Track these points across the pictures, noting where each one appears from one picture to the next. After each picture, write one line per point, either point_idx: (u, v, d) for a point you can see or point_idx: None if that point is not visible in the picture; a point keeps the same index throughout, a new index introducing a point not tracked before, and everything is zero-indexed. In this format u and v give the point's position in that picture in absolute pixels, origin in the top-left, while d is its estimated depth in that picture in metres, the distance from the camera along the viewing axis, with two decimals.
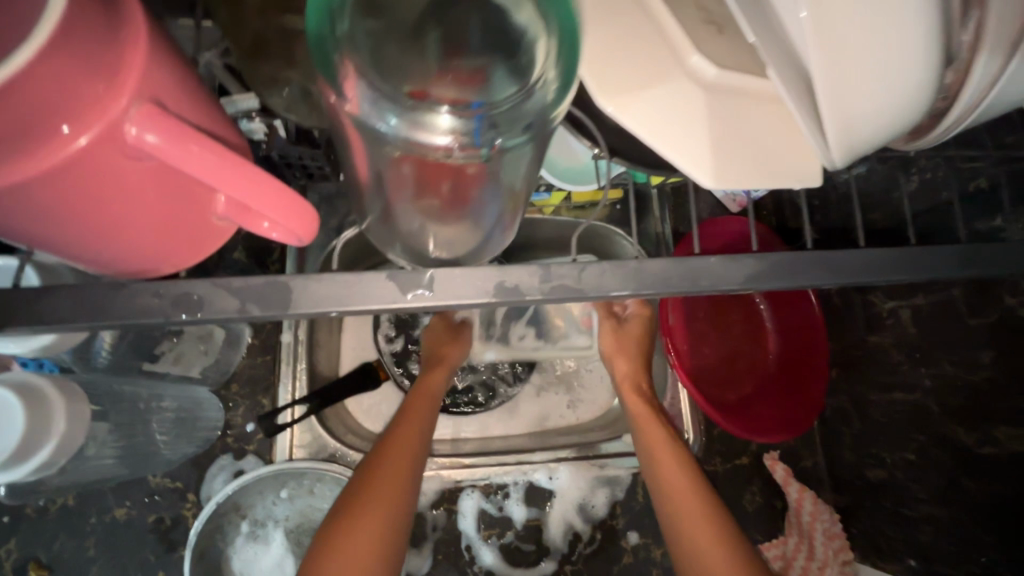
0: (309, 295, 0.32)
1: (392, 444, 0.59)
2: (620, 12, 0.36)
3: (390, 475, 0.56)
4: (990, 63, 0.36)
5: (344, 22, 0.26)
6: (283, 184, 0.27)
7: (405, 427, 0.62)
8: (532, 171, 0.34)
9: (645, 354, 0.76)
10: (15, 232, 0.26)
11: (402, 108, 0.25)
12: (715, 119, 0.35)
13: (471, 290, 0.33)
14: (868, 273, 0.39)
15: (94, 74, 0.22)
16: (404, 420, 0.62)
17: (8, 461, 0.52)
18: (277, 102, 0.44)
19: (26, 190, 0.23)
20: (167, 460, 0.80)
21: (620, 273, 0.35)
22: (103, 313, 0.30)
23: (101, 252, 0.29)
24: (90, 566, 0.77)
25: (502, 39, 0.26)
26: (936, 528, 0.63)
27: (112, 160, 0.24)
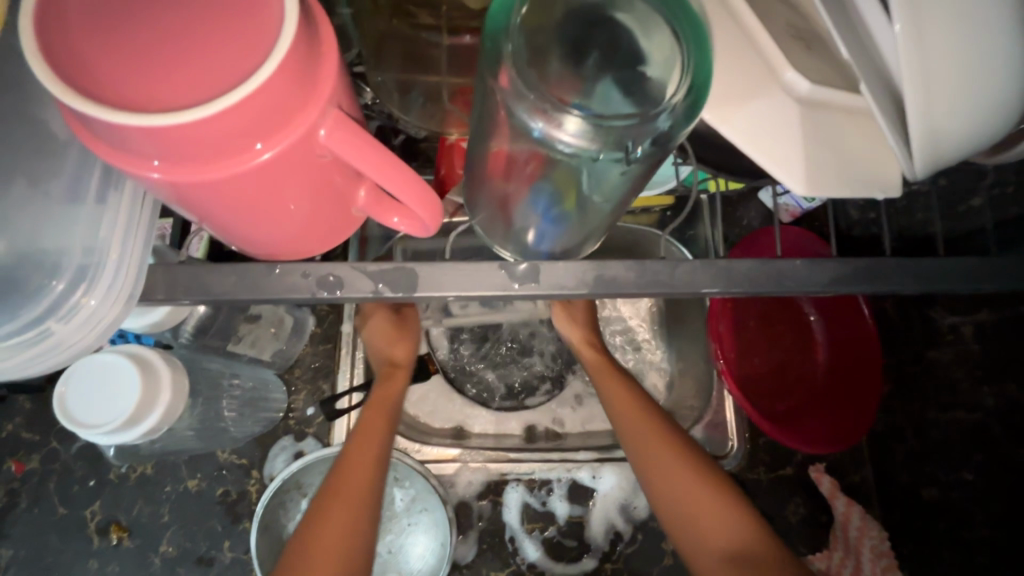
0: (432, 279, 0.35)
1: (342, 490, 0.57)
2: (718, 26, 0.38)
3: (339, 532, 0.54)
4: None
5: (507, 39, 0.29)
6: (424, 182, 0.31)
7: (366, 435, 0.62)
8: (621, 204, 0.38)
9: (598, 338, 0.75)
10: (200, 211, 0.30)
11: (543, 106, 0.28)
12: (806, 129, 0.37)
13: (572, 281, 0.36)
14: (948, 283, 0.40)
15: (302, 87, 0.26)
16: (355, 450, 0.61)
17: (123, 424, 0.59)
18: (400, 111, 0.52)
19: (224, 184, 0.27)
20: (234, 437, 0.86)
21: (711, 271, 0.38)
22: (258, 289, 0.35)
23: (257, 234, 0.34)
24: (164, 531, 0.83)
25: (634, 59, 0.29)
26: (995, 553, 0.62)
27: (295, 162, 0.28)
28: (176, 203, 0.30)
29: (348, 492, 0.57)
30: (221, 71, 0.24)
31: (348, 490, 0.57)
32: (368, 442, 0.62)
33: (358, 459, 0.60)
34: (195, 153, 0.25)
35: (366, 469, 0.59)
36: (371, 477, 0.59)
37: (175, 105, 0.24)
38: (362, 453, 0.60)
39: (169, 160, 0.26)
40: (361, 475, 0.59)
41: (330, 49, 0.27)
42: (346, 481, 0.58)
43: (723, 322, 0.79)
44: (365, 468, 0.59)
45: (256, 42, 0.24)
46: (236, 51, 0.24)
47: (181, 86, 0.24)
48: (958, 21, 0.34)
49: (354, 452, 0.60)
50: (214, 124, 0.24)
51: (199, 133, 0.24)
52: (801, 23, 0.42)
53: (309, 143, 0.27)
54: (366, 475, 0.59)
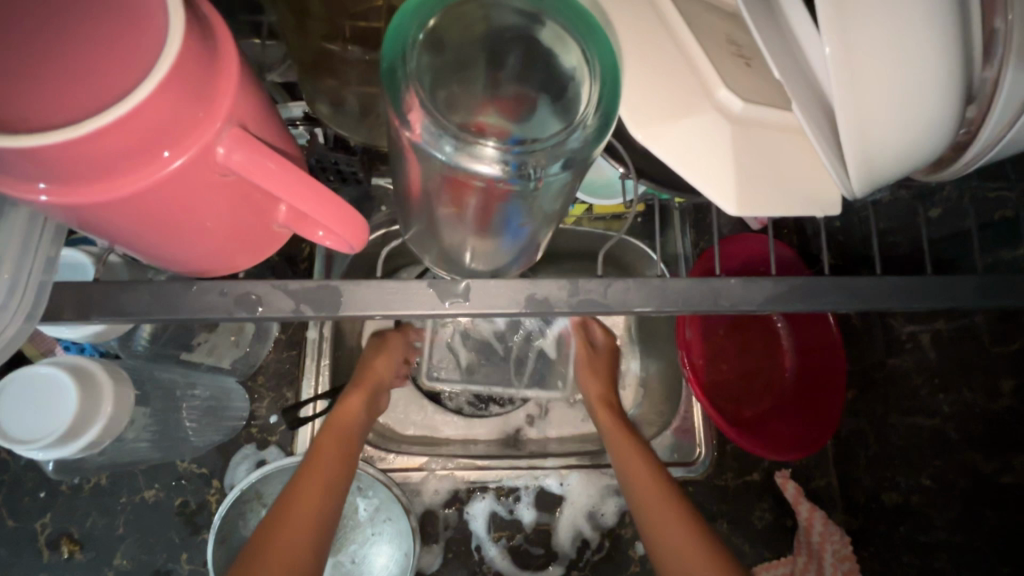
0: (357, 297, 0.34)
1: (284, 526, 0.54)
2: (653, 44, 0.37)
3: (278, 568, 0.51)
4: (1016, 92, 0.37)
5: (413, 57, 0.28)
6: (342, 198, 0.30)
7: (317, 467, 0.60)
8: (563, 203, 0.37)
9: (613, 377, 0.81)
10: (103, 231, 0.29)
11: (456, 135, 0.27)
12: (740, 148, 0.37)
13: (503, 300, 0.36)
14: (889, 299, 0.41)
15: (194, 103, 0.24)
16: (306, 478, 0.58)
17: (60, 439, 0.57)
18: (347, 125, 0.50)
19: (120, 206, 0.26)
20: (194, 446, 0.83)
21: (644, 289, 0.37)
22: (175, 309, 0.34)
23: (172, 252, 0.32)
24: (119, 544, 0.81)
25: (551, 81, 0.29)
26: (953, 557, 0.63)
27: (197, 180, 0.27)
28: (78, 225, 0.29)
29: (296, 520, 0.54)
30: (100, 87, 0.23)
31: (296, 519, 0.55)
32: (320, 471, 0.59)
33: (310, 485, 0.57)
34: (83, 174, 0.24)
35: (318, 498, 0.57)
36: (322, 506, 0.57)
37: (52, 123, 0.22)
38: (315, 481, 0.58)
39: (54, 181, 0.24)
40: (311, 505, 0.56)
41: (230, 61, 0.26)
42: (291, 514, 0.55)
43: (690, 329, 0.79)
44: (315, 497, 0.57)
45: (138, 56, 0.23)
46: (117, 66, 0.23)
47: (58, 104, 0.23)
48: (883, 42, 0.34)
49: (305, 480, 0.58)
50: (94, 143, 0.23)
51: (82, 153, 0.23)
52: (741, 39, 0.42)
53: (207, 160, 0.26)
54: (317, 503, 0.56)
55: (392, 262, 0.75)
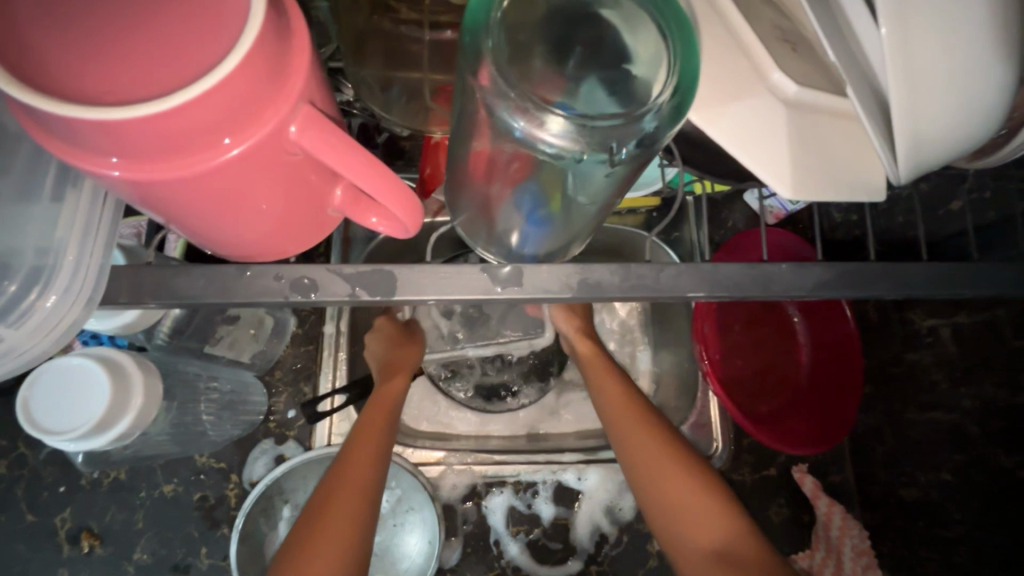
0: (412, 282, 0.34)
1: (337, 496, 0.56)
2: (705, 25, 0.37)
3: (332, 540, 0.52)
4: None
5: (487, 36, 0.28)
6: (401, 180, 0.30)
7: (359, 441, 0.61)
8: (613, 195, 0.36)
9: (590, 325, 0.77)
10: (164, 210, 0.29)
11: (525, 105, 0.27)
12: (792, 131, 0.37)
13: (555, 285, 0.36)
14: (931, 287, 0.40)
15: (271, 81, 0.24)
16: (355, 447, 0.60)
17: (93, 430, 0.56)
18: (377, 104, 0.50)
19: (186, 183, 0.26)
20: (212, 441, 0.83)
21: (695, 274, 0.37)
22: (230, 292, 0.33)
23: (226, 234, 0.32)
24: (138, 538, 0.80)
25: (619, 59, 0.28)
26: (974, 552, 0.62)
27: (266, 160, 0.26)
28: (139, 202, 0.28)
29: (346, 485, 0.56)
30: (182, 63, 0.22)
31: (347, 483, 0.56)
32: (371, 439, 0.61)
33: (360, 451, 0.59)
34: (157, 150, 0.24)
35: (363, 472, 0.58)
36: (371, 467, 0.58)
37: (129, 97, 0.22)
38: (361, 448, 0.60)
39: (128, 157, 0.24)
40: (362, 466, 0.58)
41: (303, 40, 0.26)
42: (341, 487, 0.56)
43: (709, 323, 0.79)
44: (364, 461, 0.58)
45: (220, 33, 0.23)
46: (199, 42, 0.23)
47: (139, 79, 0.22)
48: (944, 26, 0.34)
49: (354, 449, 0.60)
50: (176, 118, 0.22)
51: (160, 129, 0.23)
52: (787, 25, 0.41)
53: (279, 139, 0.26)
54: (365, 466, 0.58)
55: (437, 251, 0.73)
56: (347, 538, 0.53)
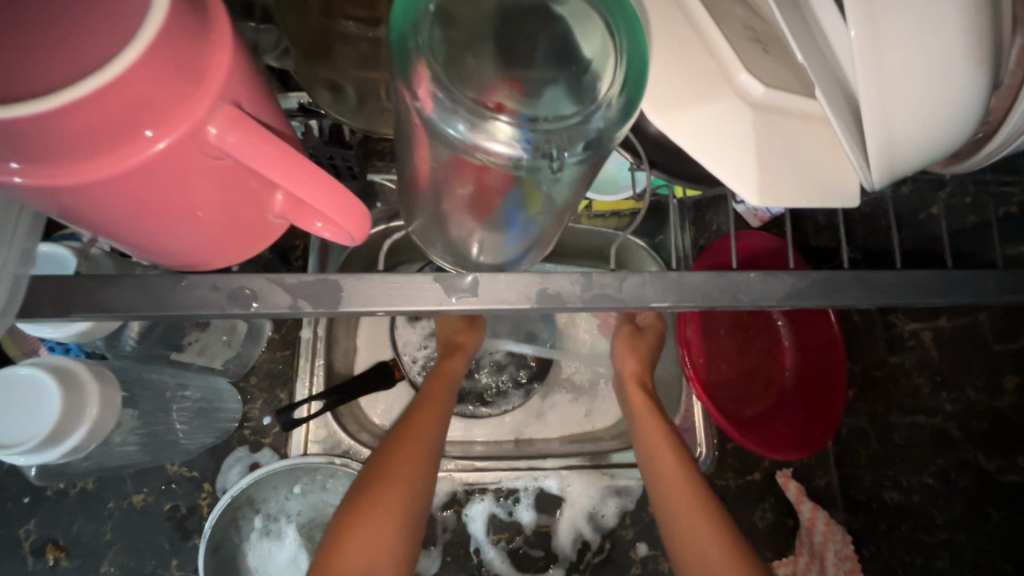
0: (360, 294, 0.33)
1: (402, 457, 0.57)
2: (671, 25, 0.36)
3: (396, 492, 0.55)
4: None
5: (425, 29, 0.26)
6: (342, 184, 0.28)
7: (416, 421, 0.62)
8: (574, 198, 0.35)
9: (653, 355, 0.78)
10: (86, 220, 0.27)
11: (468, 113, 0.25)
12: (760, 135, 0.36)
13: (514, 295, 0.34)
14: (907, 294, 0.39)
15: (182, 76, 0.22)
16: (405, 438, 0.59)
17: (41, 444, 0.54)
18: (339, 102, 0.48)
19: (99, 189, 0.24)
20: (184, 449, 0.81)
21: (660, 284, 0.35)
22: (163, 304, 0.31)
23: (160, 244, 0.30)
24: (106, 551, 0.78)
25: (569, 60, 0.27)
26: (954, 557, 0.62)
27: (186, 163, 0.25)
28: (59, 213, 0.26)
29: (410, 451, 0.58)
30: (77, 58, 0.21)
31: (394, 483, 0.55)
32: (420, 430, 0.61)
33: (414, 433, 0.60)
34: (59, 152, 0.22)
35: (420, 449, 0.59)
36: (427, 462, 0.58)
37: (18, 95, 0.20)
38: (411, 443, 0.59)
39: (29, 162, 0.22)
40: (417, 463, 0.57)
41: (223, 34, 0.24)
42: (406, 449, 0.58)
43: (692, 327, 0.77)
44: (419, 456, 0.58)
45: (121, 24, 0.21)
46: (95, 34, 0.21)
47: (30, 74, 0.20)
48: (913, 24, 0.32)
49: (403, 443, 0.59)
50: (71, 116, 0.21)
51: (56, 128, 0.21)
52: (757, 25, 0.40)
53: (199, 141, 0.24)
54: (421, 454, 0.58)
55: (393, 258, 0.72)
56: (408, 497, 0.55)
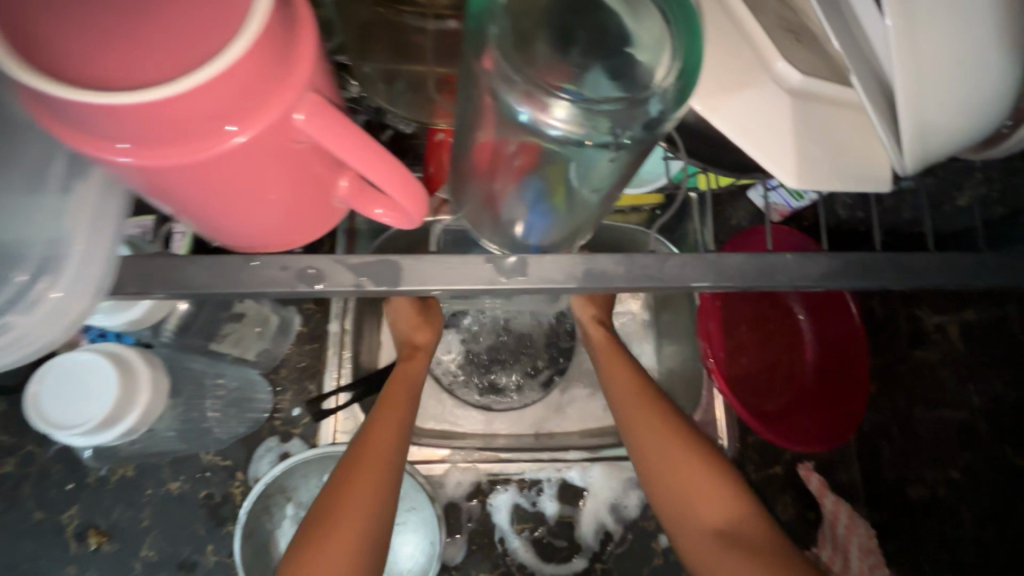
0: (416, 273, 0.34)
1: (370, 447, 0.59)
2: (710, 15, 0.37)
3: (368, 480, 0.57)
4: None
5: (490, 22, 0.28)
6: (406, 168, 0.30)
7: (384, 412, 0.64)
8: (611, 190, 0.37)
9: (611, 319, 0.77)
10: (171, 199, 0.29)
11: (532, 92, 0.27)
12: (798, 120, 0.37)
13: (560, 275, 0.36)
14: (939, 277, 0.40)
15: (278, 67, 0.24)
16: (363, 458, 0.58)
17: (97, 426, 0.57)
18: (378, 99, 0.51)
19: (193, 170, 0.26)
20: (218, 438, 0.83)
21: (701, 265, 0.37)
22: (235, 282, 0.34)
23: (234, 224, 0.32)
24: (145, 536, 0.81)
25: (623, 46, 0.29)
26: (982, 548, 0.62)
27: (273, 147, 0.27)
28: (148, 192, 0.29)
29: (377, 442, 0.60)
30: (189, 48, 0.23)
31: (349, 512, 0.55)
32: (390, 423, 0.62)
33: (383, 423, 0.62)
34: (166, 135, 0.24)
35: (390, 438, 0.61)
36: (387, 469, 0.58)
37: (135, 83, 0.22)
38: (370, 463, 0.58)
39: (136, 144, 0.24)
40: (382, 452, 0.59)
41: (308, 26, 0.26)
42: (375, 439, 0.60)
43: (713, 321, 0.78)
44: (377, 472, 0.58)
45: (228, 19, 0.23)
46: (206, 27, 0.23)
47: (148, 64, 0.23)
48: (953, 9, 0.33)
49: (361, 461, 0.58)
50: (182, 103, 0.23)
51: (167, 114, 0.23)
52: (792, 17, 0.41)
53: (286, 127, 0.26)
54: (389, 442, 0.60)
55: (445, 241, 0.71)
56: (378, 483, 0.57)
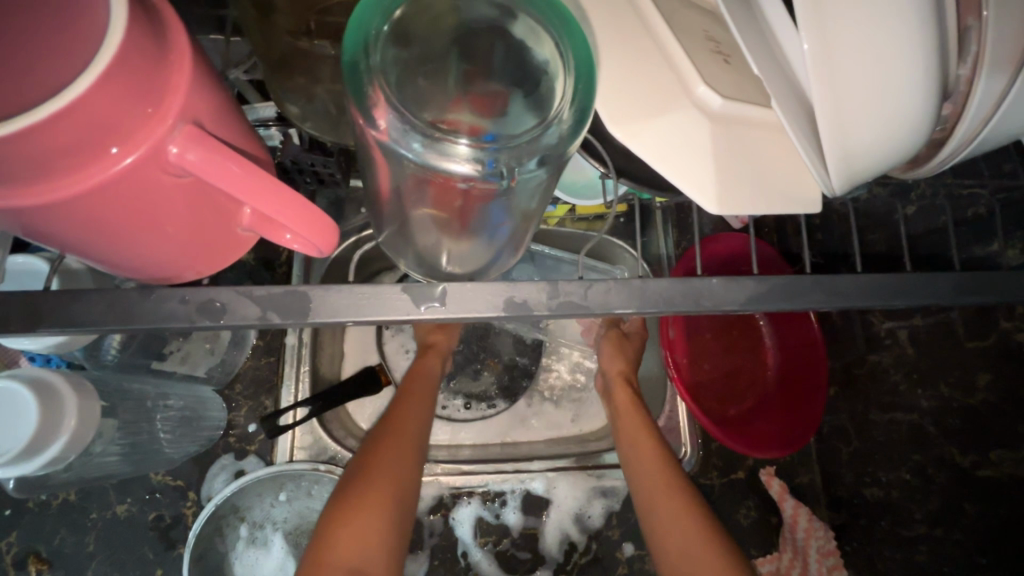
0: (329, 305, 0.33)
1: (394, 432, 0.61)
2: (632, 40, 0.37)
3: (392, 460, 0.59)
4: (990, 89, 0.37)
5: (378, 51, 0.28)
6: (306, 196, 0.28)
7: (408, 403, 0.66)
8: (546, 197, 0.36)
9: (635, 360, 0.81)
10: (51, 240, 0.27)
11: (427, 134, 0.27)
12: (720, 145, 0.37)
13: (482, 304, 0.34)
14: (866, 297, 0.40)
15: (143, 98, 0.23)
16: (382, 451, 0.59)
17: (19, 455, 0.54)
18: (309, 113, 0.50)
19: (62, 209, 0.25)
20: (168, 458, 0.79)
21: (625, 291, 0.36)
22: (130, 318, 0.32)
23: (131, 259, 0.31)
24: (90, 562, 0.77)
25: (525, 77, 0.29)
26: (931, 550, 0.62)
27: (152, 179, 0.25)
28: (25, 233, 0.27)
29: (400, 427, 0.62)
30: (38, 83, 0.22)
31: (365, 503, 0.55)
32: (411, 414, 0.65)
33: (407, 412, 0.65)
34: (19, 174, 0.23)
35: (413, 425, 0.63)
36: (409, 466, 0.60)
37: None
38: (391, 457, 0.58)
39: None
40: (405, 439, 0.61)
41: (181, 54, 0.25)
42: (400, 425, 0.62)
43: (674, 329, 0.79)
44: (401, 464, 0.59)
45: (80, 48, 0.22)
46: (58, 60, 0.22)
47: None
48: (860, 34, 0.33)
49: (379, 459, 0.58)
50: (30, 141, 0.21)
51: (18, 152, 0.22)
52: (719, 36, 0.41)
53: (160, 160, 0.25)
54: (414, 430, 0.63)
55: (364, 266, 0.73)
56: (406, 464, 0.59)
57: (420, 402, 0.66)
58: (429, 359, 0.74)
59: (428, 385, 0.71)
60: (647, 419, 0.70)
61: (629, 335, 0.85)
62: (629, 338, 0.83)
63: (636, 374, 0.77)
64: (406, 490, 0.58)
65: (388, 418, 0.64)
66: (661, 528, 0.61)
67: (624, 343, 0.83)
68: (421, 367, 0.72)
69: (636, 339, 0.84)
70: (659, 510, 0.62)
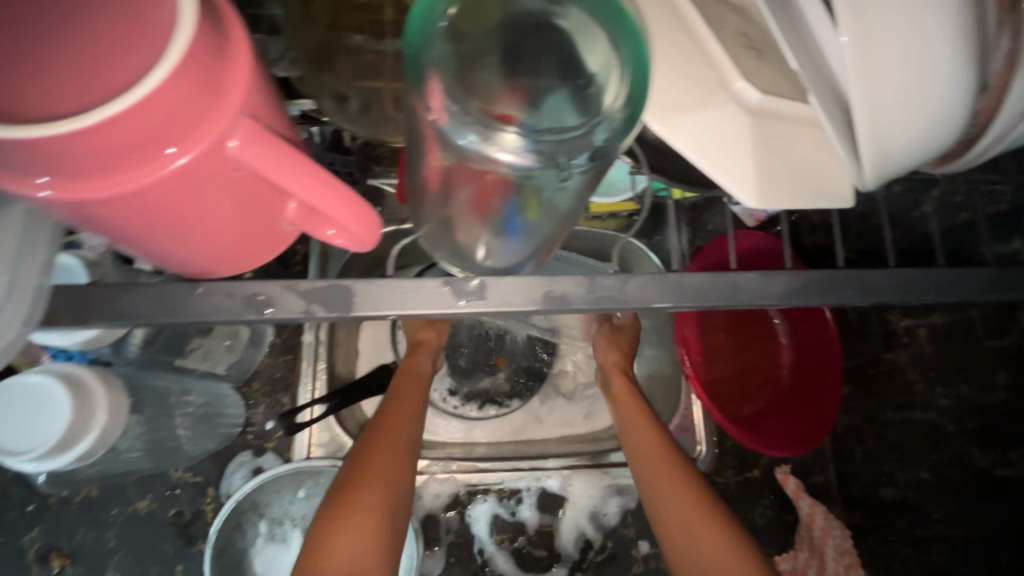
0: (371, 298, 0.34)
1: (386, 429, 0.62)
2: (668, 35, 0.38)
3: (385, 456, 0.59)
4: None
5: (436, 46, 0.29)
6: (353, 191, 0.29)
7: (399, 402, 0.67)
8: (581, 200, 0.36)
9: (630, 353, 0.81)
10: (105, 232, 0.28)
11: (480, 124, 0.28)
12: (756, 139, 0.37)
13: (521, 298, 0.35)
14: (898, 293, 0.40)
15: (207, 93, 0.24)
16: (376, 447, 0.59)
17: (51, 450, 0.55)
18: (336, 110, 0.50)
19: (122, 202, 0.25)
20: (188, 455, 0.80)
21: (660, 286, 0.36)
22: (178, 311, 0.33)
23: (178, 252, 0.31)
24: (110, 558, 0.77)
25: (574, 71, 0.29)
26: (950, 550, 0.62)
27: (210, 173, 0.26)
28: (80, 224, 0.27)
29: (393, 424, 0.63)
30: (110, 76, 0.22)
31: (359, 502, 0.54)
32: (403, 411, 0.65)
33: (398, 410, 0.65)
34: (86, 166, 0.23)
35: (405, 421, 0.64)
36: (402, 461, 0.59)
37: (54, 115, 0.22)
38: (383, 454, 0.59)
39: (57, 176, 0.23)
40: (397, 435, 0.62)
41: (241, 51, 0.26)
42: (392, 422, 0.63)
43: (689, 326, 0.78)
44: (394, 459, 0.59)
45: (150, 43, 0.22)
46: (128, 54, 0.22)
47: (65, 94, 0.22)
48: (902, 28, 0.33)
49: (372, 456, 0.58)
50: (101, 134, 0.22)
51: (88, 144, 0.22)
52: (752, 32, 0.41)
53: (219, 154, 0.25)
54: (406, 425, 0.63)
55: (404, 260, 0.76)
56: (398, 459, 0.59)
57: (412, 400, 0.67)
58: (420, 358, 0.75)
59: (420, 385, 0.72)
60: (649, 412, 0.70)
61: (623, 327, 0.84)
62: (623, 330, 0.82)
63: (633, 368, 0.77)
64: (400, 481, 0.58)
65: (380, 416, 0.64)
66: (665, 519, 0.59)
67: (619, 334, 0.82)
68: (411, 366, 0.73)
69: (630, 328, 0.83)
70: (663, 501, 0.60)
